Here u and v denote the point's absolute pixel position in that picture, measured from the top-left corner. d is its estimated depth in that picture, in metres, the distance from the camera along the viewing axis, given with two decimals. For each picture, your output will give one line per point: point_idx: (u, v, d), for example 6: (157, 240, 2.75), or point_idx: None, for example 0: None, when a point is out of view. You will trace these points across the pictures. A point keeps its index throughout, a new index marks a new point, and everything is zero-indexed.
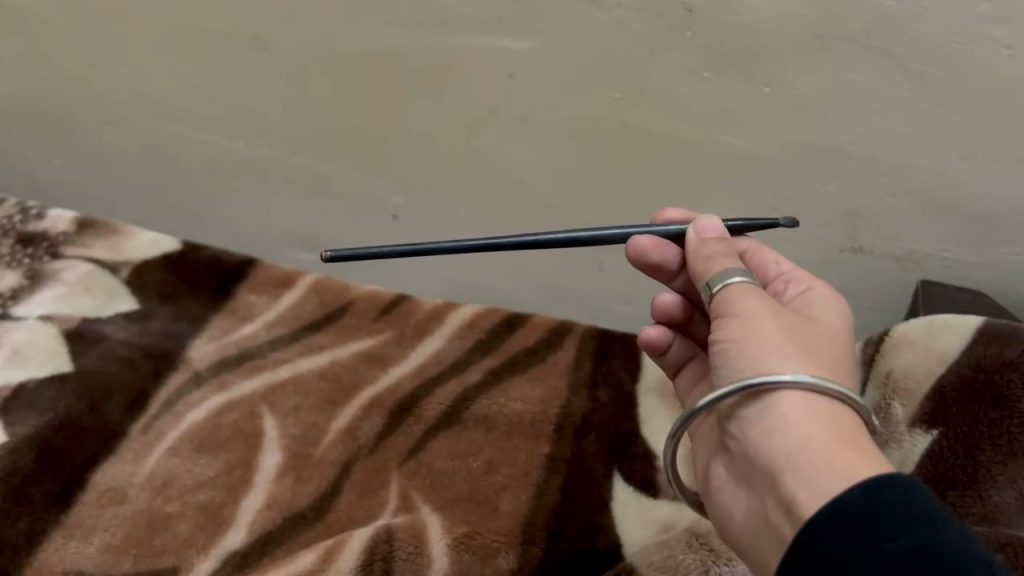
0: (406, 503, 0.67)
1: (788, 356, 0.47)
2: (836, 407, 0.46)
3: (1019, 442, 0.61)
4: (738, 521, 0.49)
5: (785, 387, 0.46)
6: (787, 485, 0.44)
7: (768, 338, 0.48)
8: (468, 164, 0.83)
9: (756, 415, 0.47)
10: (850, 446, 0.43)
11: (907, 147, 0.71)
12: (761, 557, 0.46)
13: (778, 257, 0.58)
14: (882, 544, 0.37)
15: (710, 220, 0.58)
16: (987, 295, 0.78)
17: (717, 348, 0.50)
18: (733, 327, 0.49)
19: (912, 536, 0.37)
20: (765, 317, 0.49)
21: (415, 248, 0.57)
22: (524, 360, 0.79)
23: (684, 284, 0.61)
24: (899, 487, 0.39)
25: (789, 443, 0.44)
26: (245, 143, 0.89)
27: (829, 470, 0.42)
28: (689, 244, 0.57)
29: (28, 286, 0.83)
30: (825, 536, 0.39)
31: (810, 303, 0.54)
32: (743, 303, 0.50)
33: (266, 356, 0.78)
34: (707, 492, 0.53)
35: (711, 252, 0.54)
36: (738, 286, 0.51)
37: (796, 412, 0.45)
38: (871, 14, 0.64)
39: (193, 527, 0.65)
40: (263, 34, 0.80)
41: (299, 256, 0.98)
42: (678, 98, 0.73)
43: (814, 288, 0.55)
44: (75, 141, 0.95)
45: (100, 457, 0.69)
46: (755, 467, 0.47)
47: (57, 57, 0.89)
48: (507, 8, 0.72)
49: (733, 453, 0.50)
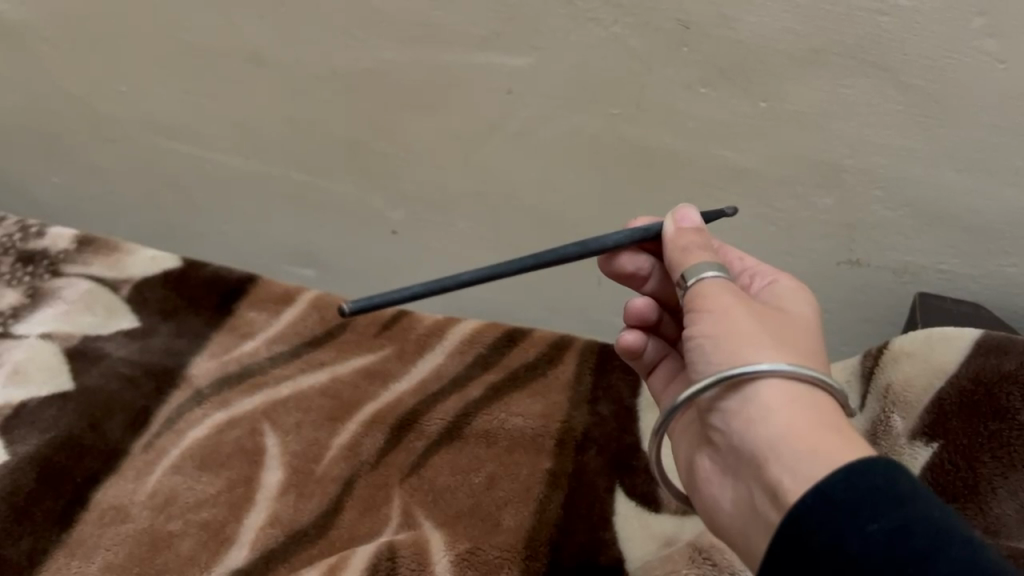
0: (409, 519, 0.67)
1: (763, 345, 0.48)
2: (815, 393, 0.46)
3: (1020, 454, 0.61)
4: (726, 511, 0.49)
5: (765, 375, 0.46)
6: (772, 472, 0.44)
7: (743, 329, 0.49)
8: (466, 178, 0.84)
9: (739, 404, 0.47)
10: (832, 431, 0.44)
11: (904, 160, 0.71)
12: (750, 544, 0.46)
13: (741, 255, 0.62)
14: (863, 524, 0.38)
15: (686, 208, 0.59)
16: (984, 308, 0.78)
17: (695, 342, 0.51)
18: (706, 322, 0.50)
19: (893, 516, 0.37)
20: (738, 310, 0.50)
21: (438, 283, 0.54)
22: (525, 374, 0.79)
23: (656, 286, 0.63)
24: (877, 469, 0.40)
25: (773, 431, 0.45)
26: (244, 159, 0.89)
27: (814, 455, 0.42)
28: (667, 236, 0.58)
29: (28, 305, 0.84)
30: (808, 521, 0.39)
31: (777, 292, 0.56)
32: (717, 298, 0.51)
33: (267, 373, 0.79)
34: (694, 485, 0.54)
35: (687, 244, 0.56)
36: (710, 280, 0.52)
37: (777, 400, 0.46)
38: (866, 29, 0.65)
39: (195, 545, 0.65)
40: (262, 52, 0.80)
41: (300, 272, 0.99)
42: (675, 113, 0.73)
43: (780, 279, 0.58)
44: (74, 158, 0.96)
45: (102, 475, 0.69)
46: (740, 457, 0.47)
47: (57, 77, 0.89)
48: (503, 26, 0.72)
49: (717, 444, 0.50)
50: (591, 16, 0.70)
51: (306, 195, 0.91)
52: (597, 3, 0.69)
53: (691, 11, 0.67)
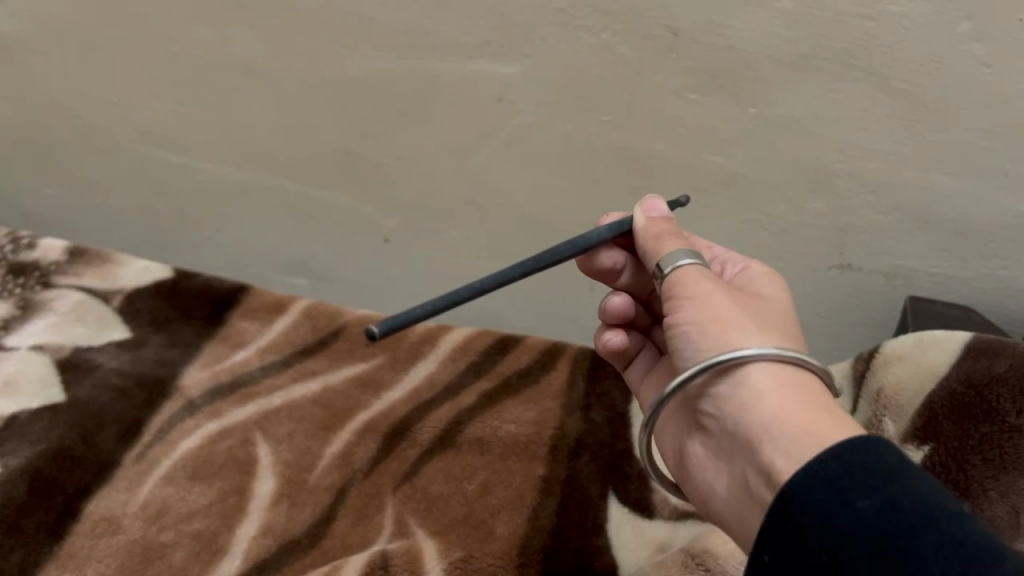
0: (402, 528, 0.67)
1: (749, 331, 0.49)
2: (803, 375, 0.47)
3: (1011, 455, 0.61)
4: (721, 496, 0.49)
5: (753, 360, 0.47)
6: (766, 453, 0.44)
7: (725, 315, 0.50)
8: (458, 185, 0.84)
9: (730, 390, 0.48)
10: (821, 411, 0.44)
11: (894, 164, 0.72)
12: (746, 527, 0.46)
13: (710, 244, 0.63)
14: (855, 501, 0.37)
15: (653, 198, 0.60)
16: (976, 312, 0.79)
17: (679, 330, 0.51)
18: (689, 309, 0.50)
19: (884, 491, 0.37)
20: (718, 296, 0.51)
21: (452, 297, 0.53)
22: (518, 382, 0.79)
23: (631, 280, 0.62)
24: (868, 447, 0.40)
25: (765, 414, 0.45)
26: (236, 170, 0.89)
27: (805, 435, 0.42)
28: (638, 227, 0.58)
29: (19, 316, 0.83)
30: (800, 498, 0.39)
31: (750, 279, 0.57)
32: (695, 285, 0.51)
33: (259, 383, 0.79)
34: (687, 473, 0.54)
35: (661, 232, 0.56)
36: (688, 266, 0.52)
37: (768, 384, 0.46)
38: (853, 35, 0.65)
39: (188, 556, 0.65)
40: (253, 61, 0.80)
41: (293, 281, 0.99)
42: (666, 120, 0.74)
43: (752, 267, 0.59)
44: (64, 169, 0.95)
45: (94, 487, 0.69)
46: (733, 441, 0.47)
47: (48, 89, 0.89)
48: (493, 34, 0.72)
49: (709, 430, 0.50)
50: (580, 23, 0.70)
51: (298, 205, 0.91)
52: (587, 10, 0.69)
53: (681, 18, 0.67)
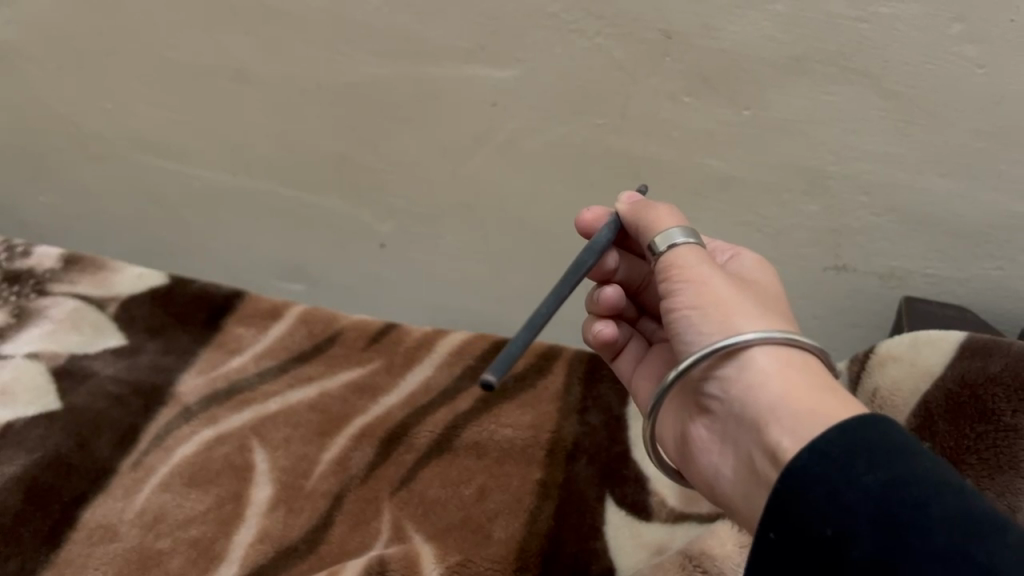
0: (400, 533, 0.67)
1: (752, 316, 0.49)
2: (807, 358, 0.47)
3: (1006, 456, 0.61)
4: (728, 478, 0.49)
5: (758, 343, 0.47)
6: (773, 434, 0.44)
7: (726, 299, 0.50)
8: (454, 189, 0.84)
9: (735, 372, 0.48)
10: (825, 390, 0.44)
11: (888, 166, 0.72)
12: (753, 507, 0.46)
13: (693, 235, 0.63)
14: (861, 478, 0.37)
15: (630, 192, 0.60)
16: (971, 313, 0.79)
17: (680, 315, 0.51)
18: (690, 293, 0.50)
19: (890, 468, 0.37)
20: (717, 279, 0.51)
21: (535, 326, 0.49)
22: (515, 385, 0.79)
23: (627, 272, 0.64)
24: (875, 428, 0.40)
25: (772, 395, 0.45)
26: (231, 175, 0.89)
27: (811, 415, 0.42)
28: (625, 214, 0.58)
29: (15, 324, 0.83)
30: (806, 476, 0.39)
31: (743, 265, 0.57)
32: (693, 268, 0.51)
33: (255, 389, 0.78)
34: (690, 458, 0.54)
35: (648, 211, 0.56)
36: (684, 246, 0.52)
37: (773, 367, 0.47)
38: (847, 37, 0.65)
39: (184, 563, 0.65)
40: (247, 66, 0.80)
41: (288, 287, 0.99)
42: (660, 123, 0.74)
43: (743, 254, 0.59)
44: (58, 176, 0.95)
45: (90, 495, 0.69)
46: (739, 422, 0.48)
47: (42, 95, 0.89)
48: (488, 38, 0.73)
49: (714, 413, 0.50)
50: (575, 27, 0.70)
51: (293, 210, 0.90)
52: (581, 14, 0.69)
53: (674, 20, 0.68)
